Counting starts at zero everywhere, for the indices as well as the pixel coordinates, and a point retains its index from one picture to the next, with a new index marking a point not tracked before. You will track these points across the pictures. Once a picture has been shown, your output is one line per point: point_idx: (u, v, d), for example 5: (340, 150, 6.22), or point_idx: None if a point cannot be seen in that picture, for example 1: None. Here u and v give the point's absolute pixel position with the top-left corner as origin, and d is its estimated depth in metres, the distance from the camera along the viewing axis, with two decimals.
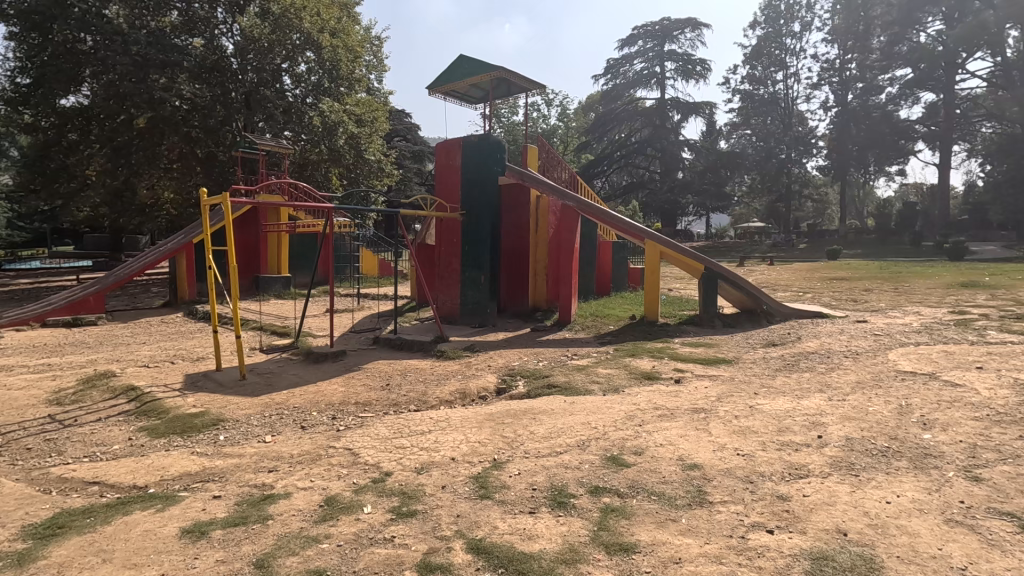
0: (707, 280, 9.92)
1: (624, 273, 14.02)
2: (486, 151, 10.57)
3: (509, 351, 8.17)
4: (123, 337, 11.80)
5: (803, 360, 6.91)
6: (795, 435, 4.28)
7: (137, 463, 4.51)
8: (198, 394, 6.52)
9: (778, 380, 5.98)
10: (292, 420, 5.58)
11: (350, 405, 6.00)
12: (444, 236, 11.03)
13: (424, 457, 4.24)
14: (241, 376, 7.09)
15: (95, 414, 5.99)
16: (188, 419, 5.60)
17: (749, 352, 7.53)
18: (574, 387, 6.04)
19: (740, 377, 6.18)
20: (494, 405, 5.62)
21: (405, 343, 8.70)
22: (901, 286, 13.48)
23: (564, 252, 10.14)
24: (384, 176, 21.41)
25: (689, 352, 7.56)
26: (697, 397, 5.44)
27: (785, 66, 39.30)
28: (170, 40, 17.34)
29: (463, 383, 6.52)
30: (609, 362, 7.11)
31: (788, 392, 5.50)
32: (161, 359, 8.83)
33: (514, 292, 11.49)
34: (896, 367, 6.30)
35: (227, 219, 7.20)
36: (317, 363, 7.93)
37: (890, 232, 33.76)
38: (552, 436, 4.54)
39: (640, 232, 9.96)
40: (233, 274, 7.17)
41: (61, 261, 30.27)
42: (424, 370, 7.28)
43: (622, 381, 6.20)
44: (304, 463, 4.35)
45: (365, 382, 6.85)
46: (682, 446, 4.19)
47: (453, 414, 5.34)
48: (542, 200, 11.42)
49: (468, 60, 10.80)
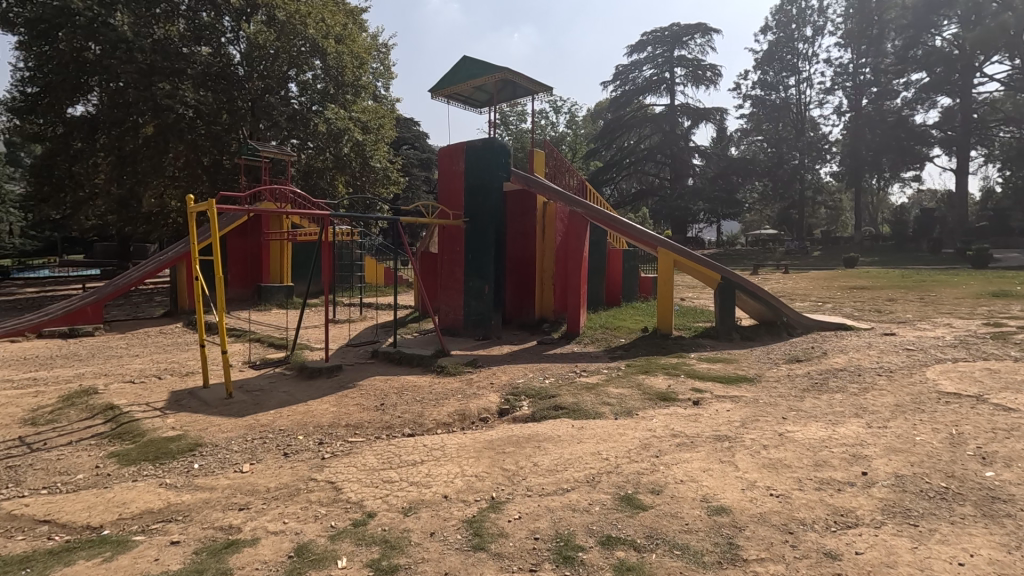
0: (724, 291, 9.34)
1: (634, 281, 13.49)
2: (491, 156, 10.15)
3: (514, 367, 7.68)
4: (117, 348, 11.46)
5: (832, 378, 6.35)
6: (835, 471, 3.75)
7: (97, 498, 4.06)
8: (180, 415, 6.08)
9: (807, 403, 5.44)
10: (275, 446, 5.12)
11: (340, 427, 5.55)
12: (447, 243, 10.58)
13: (413, 495, 3.76)
14: (228, 394, 6.64)
15: (67, 436, 5.57)
16: (163, 444, 5.14)
17: (772, 369, 6.99)
18: (583, 410, 5.52)
19: (765, 399, 5.62)
20: (495, 430, 5.13)
21: (404, 358, 8.25)
22: (928, 296, 12.84)
23: (573, 261, 9.63)
24: (390, 183, 21.25)
25: (707, 369, 7.02)
26: (719, 423, 4.91)
27: (798, 71, 38.83)
28: (176, 48, 17.12)
29: (462, 403, 6.03)
30: (622, 380, 6.61)
31: (821, 417, 4.95)
32: (149, 374, 8.43)
33: (520, 301, 11.02)
34: (937, 388, 5.71)
35: (213, 225, 6.69)
36: (311, 379, 7.50)
37: (908, 239, 33.12)
38: (558, 469, 4.05)
39: (652, 239, 9.46)
40: (219, 285, 6.70)
41: (71, 269, 30.46)
42: (421, 389, 6.77)
43: (635, 403, 5.67)
44: (280, 499, 3.88)
45: (358, 402, 6.37)
46: (706, 484, 3.67)
47: (451, 440, 4.86)
48: (550, 205, 10.95)
49: (472, 62, 10.41)
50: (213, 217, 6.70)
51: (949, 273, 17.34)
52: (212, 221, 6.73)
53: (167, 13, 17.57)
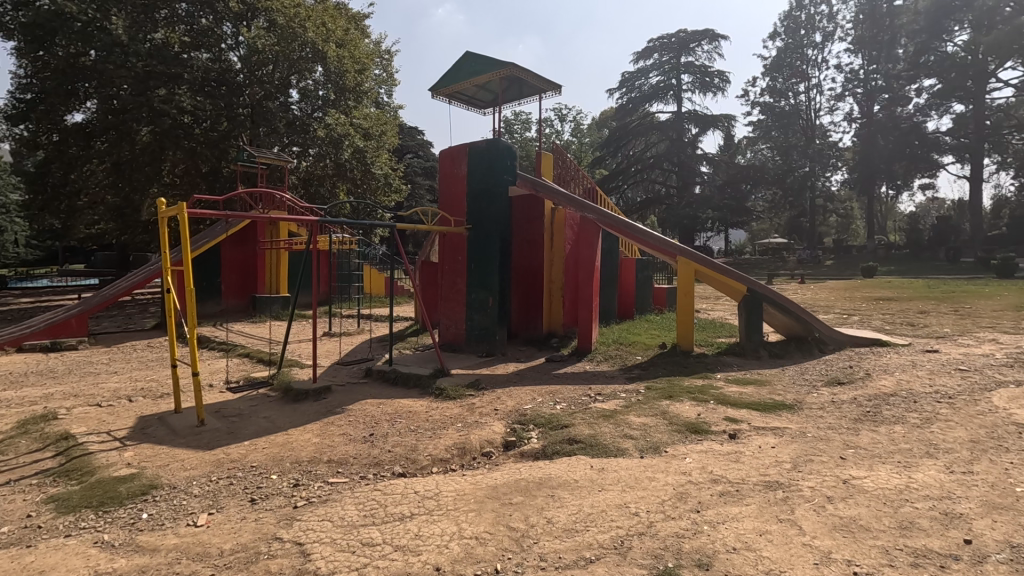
0: (750, 303, 8.59)
1: (648, 293, 12.74)
2: (493, 159, 9.47)
3: (521, 390, 6.87)
4: (98, 364, 10.75)
5: (884, 406, 5.55)
6: (930, 537, 2.98)
7: (13, 564, 3.31)
8: (141, 447, 5.34)
9: (864, 437, 4.65)
10: (242, 488, 4.36)
11: (321, 464, 4.82)
12: (447, 253, 9.82)
13: (397, 565, 3.00)
14: (199, 422, 5.91)
15: (5, 474, 4.80)
16: (112, 486, 4.40)
17: (811, 394, 6.19)
18: (601, 445, 4.73)
19: (813, 433, 4.82)
20: (499, 471, 4.35)
21: (400, 378, 7.54)
22: (963, 309, 11.97)
23: (584, 271, 8.89)
24: (392, 191, 20.69)
25: (739, 393, 6.23)
26: (766, 464, 4.13)
27: (807, 77, 38.29)
28: (172, 52, 16.53)
29: (462, 435, 5.26)
30: (644, 407, 5.81)
31: (886, 457, 4.16)
32: (121, 395, 7.70)
33: (527, 314, 10.28)
34: (1014, 420, 4.90)
35: (184, 233, 5.81)
36: (296, 403, 6.79)
37: (924, 248, 32.26)
38: (577, 528, 3.30)
39: (671, 247, 8.70)
40: (191, 300, 6.00)
41: (71, 279, 30.00)
42: (418, 416, 6.01)
43: (661, 436, 4.89)
44: (233, 567, 3.13)
45: (345, 432, 5.62)
46: (768, 556, 2.89)
47: (449, 486, 4.07)
48: (558, 211, 10.22)
49: (475, 59, 9.74)
50: (183, 224, 5.80)
51: (976, 284, 16.47)
52: (182, 228, 5.85)
53: (167, 18, 17.04)
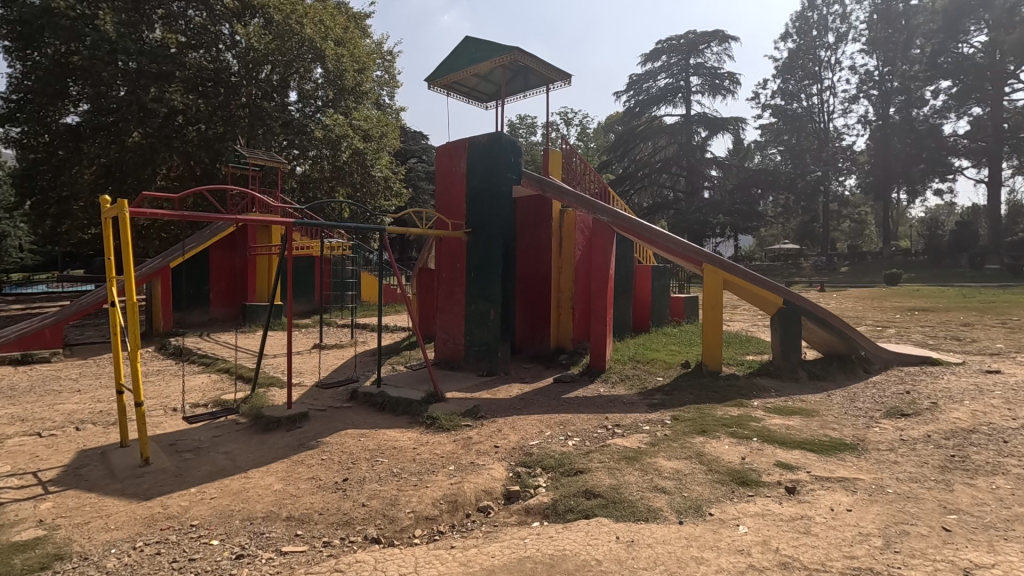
0: (786, 317, 7.59)
1: (665, 303, 11.82)
2: (497, 154, 8.48)
3: (526, 421, 5.90)
4: (65, 380, 9.84)
5: (967, 447, 4.58)
6: None
7: None
8: (63, 496, 4.38)
9: (962, 495, 3.66)
10: (171, 563, 3.39)
11: (279, 523, 3.85)
12: (445, 259, 8.89)
13: None
14: (142, 462, 4.96)
15: None
16: (8, 556, 3.45)
17: (872, 429, 5.20)
18: (627, 502, 3.75)
19: (895, 489, 3.81)
20: (499, 543, 3.36)
21: (387, 403, 6.60)
22: (1011, 322, 10.90)
23: (597, 279, 7.90)
24: (392, 195, 19.87)
25: (785, 427, 5.24)
26: (850, 540, 3.13)
27: (821, 78, 37.22)
28: (163, 49, 15.65)
29: (455, 483, 4.29)
30: (673, 445, 4.86)
31: (1005, 531, 3.16)
32: (74, 420, 6.77)
33: (532, 327, 9.38)
34: None
35: (126, 239, 4.84)
36: (265, 433, 5.86)
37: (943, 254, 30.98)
38: None
39: (695, 253, 7.72)
40: (133, 317, 5.01)
41: (66, 284, 29.34)
42: (404, 454, 5.07)
43: (702, 491, 3.89)
44: None
45: (317, 475, 4.68)
46: None
47: (430, 569, 3.08)
48: (567, 214, 9.30)
49: (474, 46, 8.80)
50: (124, 227, 4.84)
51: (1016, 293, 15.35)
52: (123, 232, 4.88)
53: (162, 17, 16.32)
